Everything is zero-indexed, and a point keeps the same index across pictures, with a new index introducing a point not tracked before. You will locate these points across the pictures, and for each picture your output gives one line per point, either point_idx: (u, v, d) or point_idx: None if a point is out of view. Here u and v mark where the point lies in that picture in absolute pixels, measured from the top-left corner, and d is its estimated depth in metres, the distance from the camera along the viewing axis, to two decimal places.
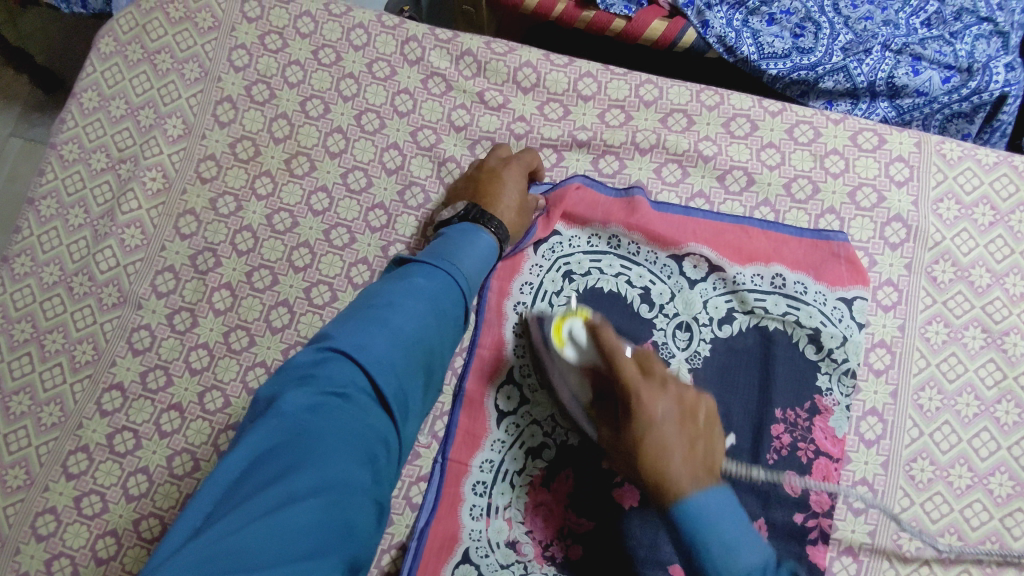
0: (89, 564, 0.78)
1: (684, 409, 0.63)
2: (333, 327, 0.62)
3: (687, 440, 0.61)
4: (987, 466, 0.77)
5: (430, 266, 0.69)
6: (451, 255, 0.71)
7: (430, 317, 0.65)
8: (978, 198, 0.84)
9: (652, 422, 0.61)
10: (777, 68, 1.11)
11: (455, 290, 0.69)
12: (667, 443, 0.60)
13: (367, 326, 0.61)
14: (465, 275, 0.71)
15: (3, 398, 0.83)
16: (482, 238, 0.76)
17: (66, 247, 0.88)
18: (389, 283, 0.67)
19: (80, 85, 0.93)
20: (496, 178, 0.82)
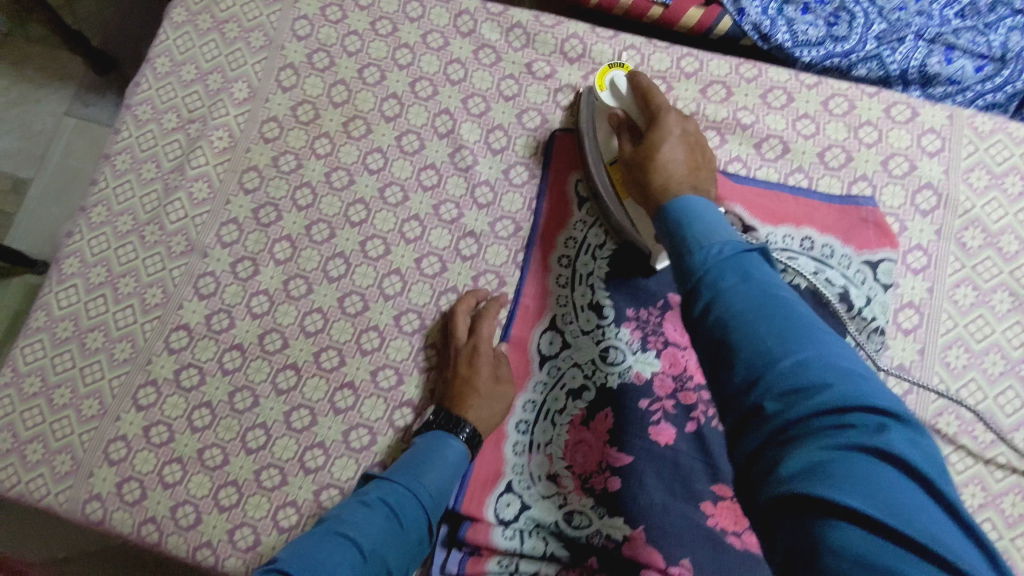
0: (157, 488, 0.84)
1: (688, 167, 0.70)
2: (291, 542, 0.67)
3: (696, 211, 0.64)
4: (1011, 422, 0.80)
5: (395, 481, 0.73)
6: (415, 470, 0.74)
7: (385, 520, 0.69)
8: (1008, 169, 0.87)
9: (670, 196, 0.65)
10: (810, 55, 1.14)
11: (418, 508, 0.72)
12: (666, 209, 0.65)
13: (320, 545, 0.65)
14: (429, 494, 0.73)
15: (79, 335, 0.90)
16: (452, 446, 0.77)
17: (139, 198, 0.94)
18: (347, 502, 0.71)
19: (154, 51, 1.00)
20: (473, 336, 0.83)
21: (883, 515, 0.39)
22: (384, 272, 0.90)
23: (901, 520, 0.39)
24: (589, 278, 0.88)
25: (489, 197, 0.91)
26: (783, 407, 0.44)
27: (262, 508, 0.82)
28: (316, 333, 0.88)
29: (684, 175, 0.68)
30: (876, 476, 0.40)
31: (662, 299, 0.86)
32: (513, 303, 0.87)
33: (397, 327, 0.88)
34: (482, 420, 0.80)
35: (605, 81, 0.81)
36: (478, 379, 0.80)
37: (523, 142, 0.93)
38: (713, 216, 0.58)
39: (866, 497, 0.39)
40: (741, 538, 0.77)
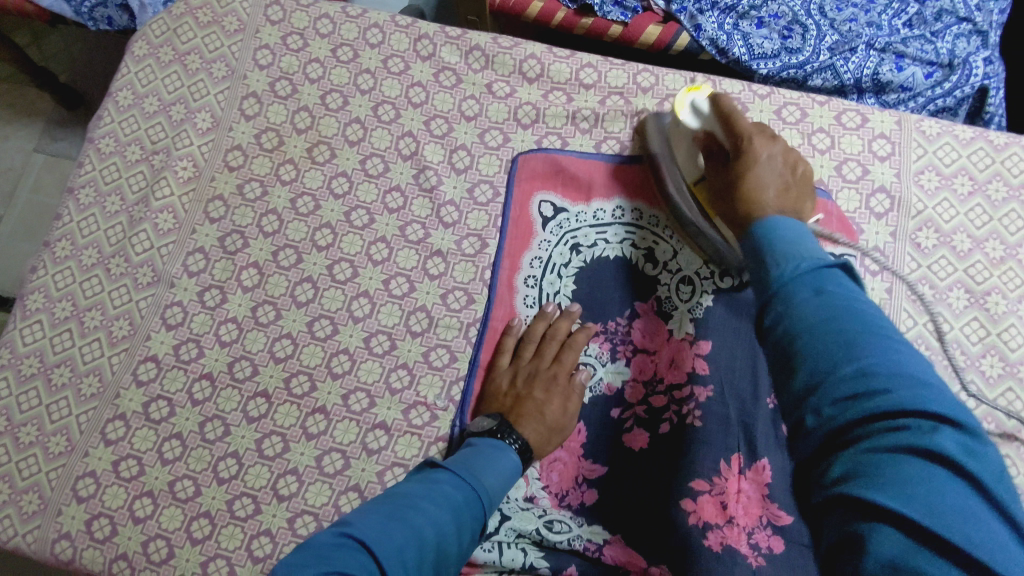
0: (127, 523, 0.83)
1: (787, 164, 0.71)
2: (360, 513, 0.63)
3: (779, 182, 0.69)
4: (975, 417, 0.81)
5: (455, 474, 0.69)
6: (475, 469, 0.70)
7: (447, 507, 0.65)
8: (957, 170, 0.89)
9: (756, 175, 0.69)
10: (767, 67, 1.17)
11: (475, 502, 0.68)
12: (760, 178, 0.69)
13: (391, 522, 0.60)
14: (486, 492, 0.69)
15: (45, 371, 0.89)
16: (508, 457, 0.74)
17: (103, 231, 0.94)
18: (412, 485, 0.67)
19: (116, 84, 1.00)
20: (556, 363, 0.84)
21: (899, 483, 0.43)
22: (352, 295, 0.90)
23: (907, 487, 0.43)
24: (557, 295, 0.89)
25: (455, 216, 0.92)
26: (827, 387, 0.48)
27: (235, 538, 0.81)
28: (286, 358, 0.88)
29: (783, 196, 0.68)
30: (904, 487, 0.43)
31: (629, 308, 0.88)
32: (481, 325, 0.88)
33: (367, 349, 0.88)
34: (531, 440, 0.78)
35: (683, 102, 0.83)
36: (550, 409, 0.81)
37: (486, 160, 0.94)
38: (791, 222, 0.59)
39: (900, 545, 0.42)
40: (721, 534, 0.76)
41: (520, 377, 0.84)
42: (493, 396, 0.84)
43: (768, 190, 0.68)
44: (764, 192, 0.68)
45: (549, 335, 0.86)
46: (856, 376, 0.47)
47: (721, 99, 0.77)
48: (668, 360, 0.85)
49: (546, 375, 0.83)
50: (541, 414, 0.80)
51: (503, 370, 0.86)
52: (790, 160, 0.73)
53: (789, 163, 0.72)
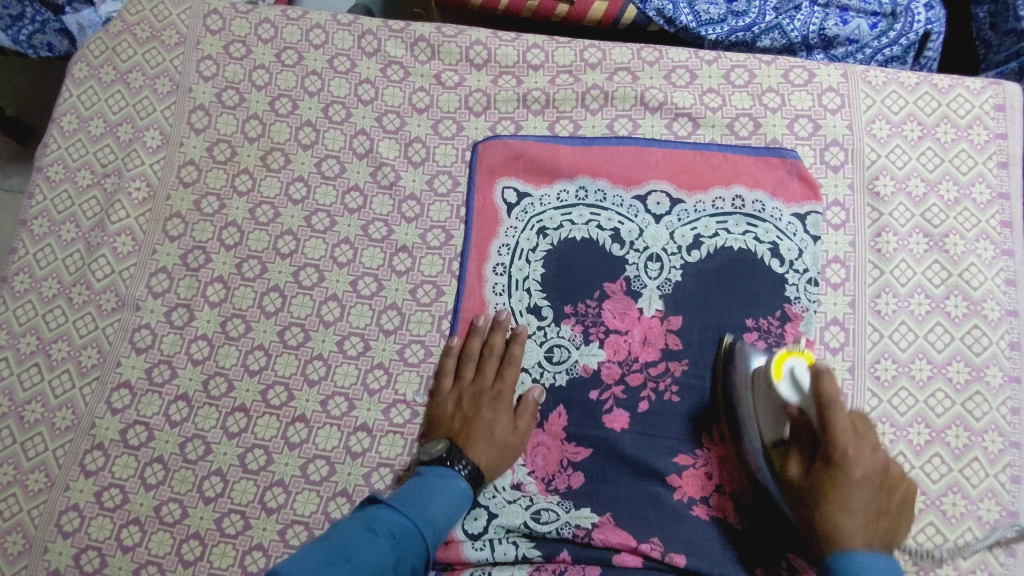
0: (116, 553, 0.82)
1: (881, 484, 0.68)
2: (294, 558, 0.59)
3: (875, 507, 0.67)
4: (944, 357, 0.83)
5: (395, 508, 0.68)
6: (418, 500, 0.71)
7: (387, 543, 0.64)
8: (906, 116, 0.90)
9: (846, 500, 0.66)
10: (715, 33, 1.18)
11: (417, 535, 0.67)
12: (851, 504, 0.66)
13: (327, 565, 0.58)
14: (429, 522, 0.69)
15: (17, 409, 0.87)
16: (456, 484, 0.75)
17: (61, 261, 0.93)
18: (351, 524, 0.65)
19: (58, 110, 0.98)
20: (499, 381, 0.84)
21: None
22: (321, 301, 0.89)
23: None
24: (526, 282, 0.88)
25: (417, 210, 0.92)
26: None
27: (227, 556, 0.81)
28: (261, 370, 0.87)
29: (863, 529, 0.65)
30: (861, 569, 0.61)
31: (598, 290, 0.87)
32: (452, 318, 0.88)
33: (341, 353, 0.87)
34: (483, 461, 0.79)
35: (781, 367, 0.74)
36: (499, 428, 0.81)
37: (442, 151, 0.94)
38: (864, 556, 0.64)
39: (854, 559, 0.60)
40: (708, 506, 0.80)
41: (465, 398, 0.83)
42: (440, 418, 0.83)
43: (855, 518, 0.65)
44: (845, 520, 0.65)
45: (487, 352, 0.85)
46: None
47: (824, 372, 0.68)
48: (641, 338, 0.85)
49: (490, 394, 0.83)
50: (490, 434, 0.80)
51: (446, 392, 0.84)
52: (895, 491, 0.69)
53: (883, 465, 0.68)
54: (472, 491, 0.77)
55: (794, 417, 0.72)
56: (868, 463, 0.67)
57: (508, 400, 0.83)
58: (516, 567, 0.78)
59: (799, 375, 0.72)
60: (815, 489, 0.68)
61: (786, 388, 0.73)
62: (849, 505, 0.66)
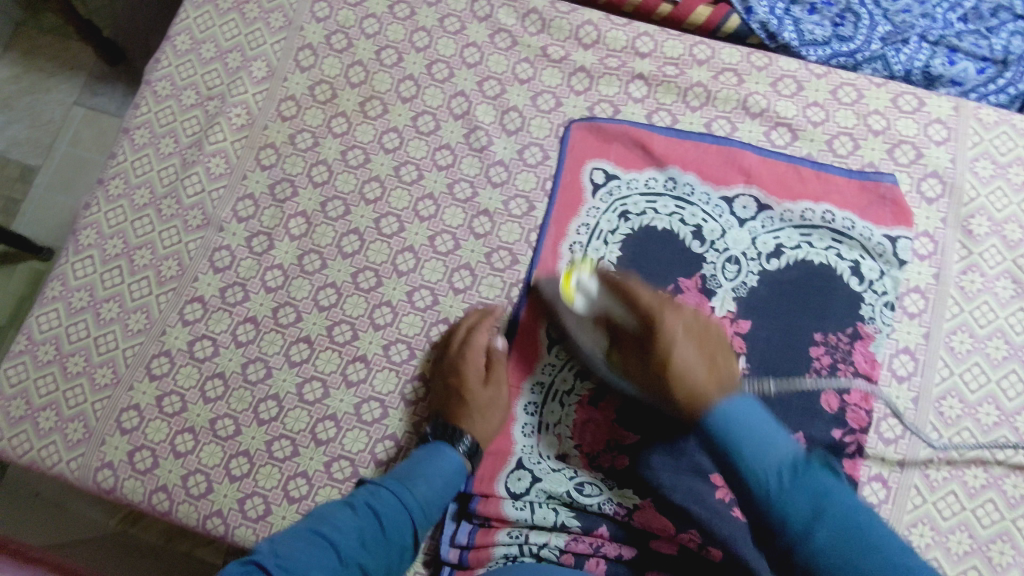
0: (168, 457, 0.85)
1: (693, 325, 0.75)
2: (281, 532, 0.66)
3: (705, 362, 0.71)
4: (1013, 406, 0.81)
5: (383, 485, 0.72)
6: (405, 479, 0.73)
7: (368, 526, 0.67)
8: (1012, 159, 0.88)
9: (676, 353, 0.72)
10: (818, 54, 1.14)
11: (401, 513, 0.71)
12: (676, 358, 0.71)
13: (302, 544, 0.63)
14: (417, 499, 0.72)
15: (94, 305, 0.91)
16: (440, 457, 0.77)
17: (156, 172, 0.96)
18: (335, 503, 0.70)
19: (174, 29, 1.01)
20: (466, 352, 0.83)
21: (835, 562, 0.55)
22: (398, 250, 0.91)
23: None
24: (601, 262, 0.89)
25: (504, 176, 0.93)
26: (806, 542, 0.57)
27: (273, 478, 0.83)
28: (331, 307, 0.89)
29: (703, 368, 0.70)
30: (786, 513, 0.58)
31: (672, 284, 0.87)
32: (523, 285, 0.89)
33: (409, 303, 0.89)
34: (474, 429, 0.80)
35: (570, 282, 0.84)
36: (475, 391, 0.81)
37: (538, 123, 0.95)
38: (726, 408, 0.65)
39: (804, 526, 0.57)
40: None
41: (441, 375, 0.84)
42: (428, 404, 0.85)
43: (690, 361, 0.71)
44: (679, 358, 0.71)
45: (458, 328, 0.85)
46: (735, 424, 0.64)
47: (611, 277, 0.80)
48: None
49: (461, 363, 0.83)
50: (467, 404, 0.81)
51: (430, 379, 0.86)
52: (711, 343, 0.73)
53: (698, 321, 0.75)
54: (462, 456, 0.78)
55: (608, 317, 0.81)
56: (684, 320, 0.75)
57: (478, 358, 0.83)
58: (552, 533, 0.79)
59: (587, 284, 0.83)
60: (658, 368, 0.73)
61: (582, 302, 0.83)
62: (680, 354, 0.72)
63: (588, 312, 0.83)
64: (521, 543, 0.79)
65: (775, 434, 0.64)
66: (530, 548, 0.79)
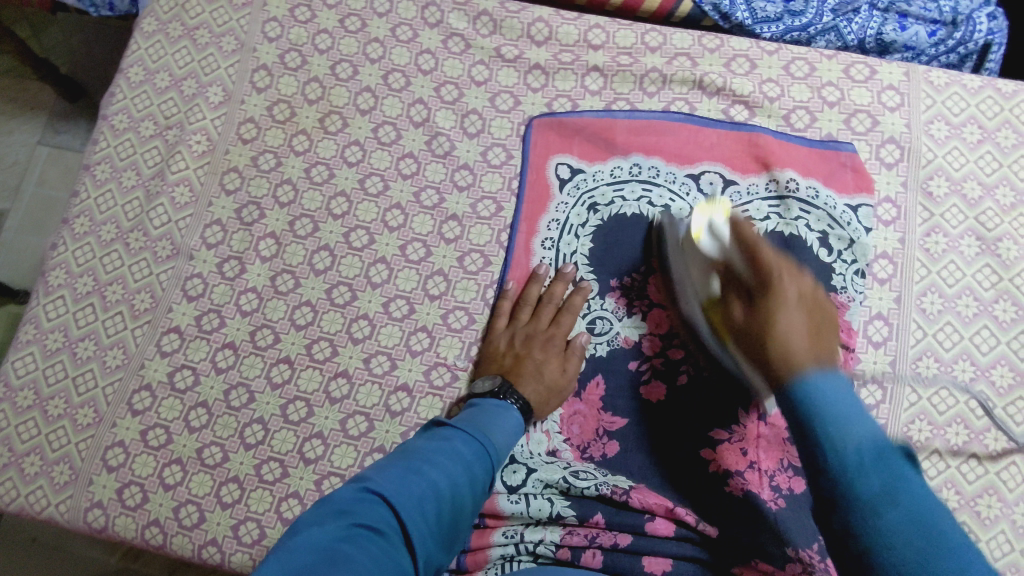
0: (158, 490, 0.84)
1: (812, 308, 0.61)
2: (374, 467, 0.59)
3: (809, 330, 0.58)
4: (988, 360, 0.83)
5: (465, 430, 0.66)
6: (483, 427, 0.69)
7: (462, 468, 0.62)
8: (965, 119, 0.90)
9: (786, 321, 0.59)
10: (771, 32, 1.14)
11: (486, 460, 0.66)
12: (787, 331, 0.58)
13: (408, 476, 0.57)
14: (496, 448, 0.68)
15: (70, 345, 0.90)
16: (512, 414, 0.73)
17: (121, 207, 0.95)
18: (422, 442, 0.64)
19: (126, 61, 1.00)
20: (556, 325, 0.85)
21: (869, 478, 0.48)
22: (370, 263, 0.91)
23: (883, 537, 0.46)
24: (574, 256, 0.89)
25: (469, 180, 0.93)
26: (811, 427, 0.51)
27: (264, 501, 0.83)
28: (307, 325, 0.89)
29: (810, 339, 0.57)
30: (824, 416, 0.51)
31: (645, 265, 0.88)
32: (503, 285, 0.88)
33: (386, 314, 0.89)
34: (532, 398, 0.80)
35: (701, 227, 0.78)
36: (548, 369, 0.82)
37: (498, 123, 0.95)
38: (815, 379, 0.53)
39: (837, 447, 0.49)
40: (742, 481, 0.79)
41: (518, 338, 0.84)
42: (492, 356, 0.84)
43: (796, 336, 0.57)
44: (791, 341, 0.57)
45: (547, 299, 0.87)
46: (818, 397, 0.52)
47: (742, 224, 0.69)
48: None
49: (543, 337, 0.84)
50: (539, 374, 0.81)
51: (500, 332, 0.86)
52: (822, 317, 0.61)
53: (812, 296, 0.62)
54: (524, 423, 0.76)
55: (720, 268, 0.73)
56: (798, 285, 0.62)
57: (559, 342, 0.84)
58: (548, 528, 0.79)
59: (718, 230, 0.75)
60: (757, 329, 0.60)
61: (708, 243, 0.76)
62: (784, 314, 0.59)
63: (697, 263, 0.78)
64: (517, 542, 0.78)
65: (847, 418, 0.51)
66: (526, 545, 0.78)
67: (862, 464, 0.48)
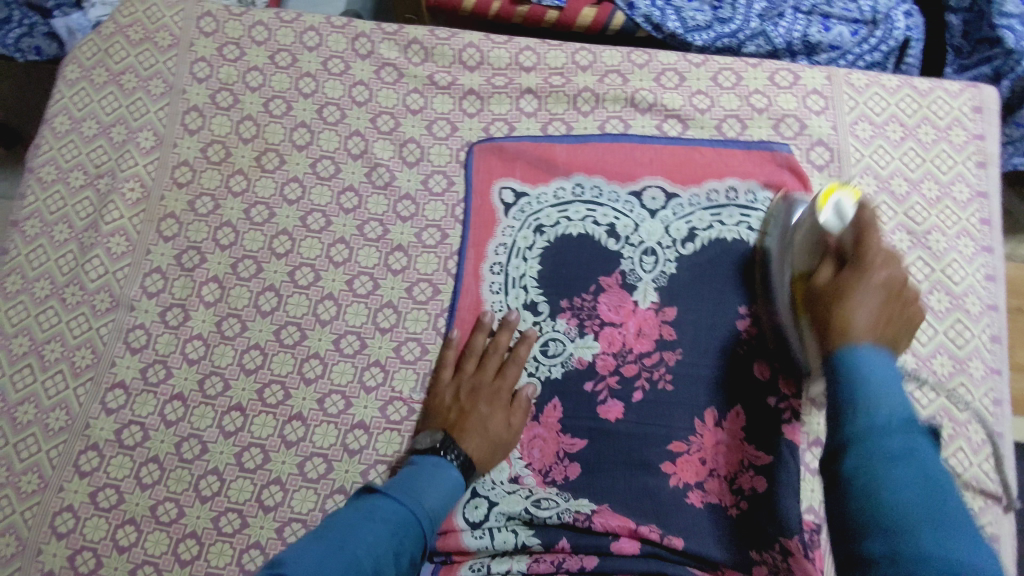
0: (112, 553, 0.81)
1: (896, 295, 0.63)
2: (293, 548, 0.59)
3: (879, 316, 0.61)
4: (928, 350, 0.85)
5: (393, 499, 0.68)
6: (413, 492, 0.70)
7: (387, 541, 0.63)
8: (888, 118, 0.93)
9: (855, 299, 0.62)
10: (702, 39, 1.15)
11: (415, 528, 0.67)
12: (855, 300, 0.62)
13: (329, 557, 0.58)
14: (426, 513, 0.69)
15: (9, 410, 0.87)
16: (448, 474, 0.74)
17: (54, 261, 0.92)
18: (348, 514, 0.65)
19: (50, 111, 0.97)
20: (500, 378, 0.84)
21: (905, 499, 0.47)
22: (318, 300, 0.90)
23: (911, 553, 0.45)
24: (523, 279, 0.89)
25: (412, 210, 0.93)
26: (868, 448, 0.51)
27: (225, 555, 0.81)
28: (257, 369, 0.87)
29: (879, 330, 0.60)
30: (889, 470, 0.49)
31: (594, 283, 0.88)
32: (448, 330, 0.88)
33: (337, 351, 0.88)
34: (474, 454, 0.79)
35: (827, 200, 0.75)
36: (493, 423, 0.81)
37: (437, 151, 0.95)
38: (864, 352, 0.57)
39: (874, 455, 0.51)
40: (702, 493, 0.80)
41: (462, 391, 0.83)
42: (436, 410, 0.83)
43: (861, 312, 0.61)
44: (853, 314, 0.61)
45: (490, 349, 0.86)
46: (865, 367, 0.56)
47: (869, 215, 0.69)
48: (635, 330, 0.86)
49: (488, 389, 0.83)
50: (483, 428, 0.80)
51: (445, 384, 0.84)
52: (901, 299, 0.64)
53: (903, 314, 0.64)
54: (462, 481, 0.76)
55: (829, 245, 0.71)
56: (883, 275, 0.64)
57: (504, 395, 0.83)
58: (514, 558, 0.79)
59: (845, 207, 0.73)
60: (832, 292, 0.65)
61: (829, 220, 0.73)
62: (859, 302, 0.62)
63: (801, 238, 0.77)
64: (484, 574, 0.79)
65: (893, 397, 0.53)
66: None
67: (888, 428, 0.51)
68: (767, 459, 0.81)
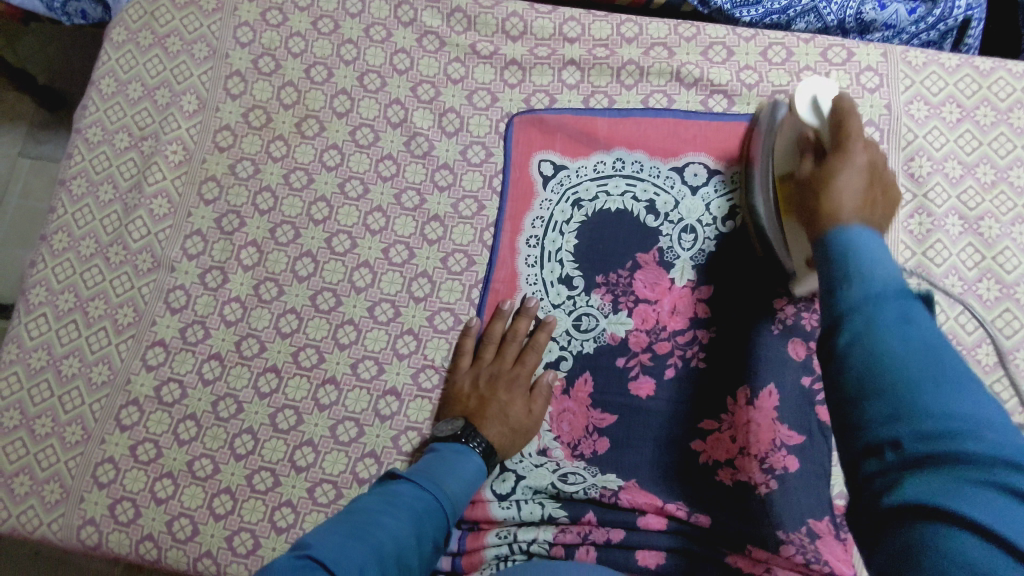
0: (150, 505, 0.84)
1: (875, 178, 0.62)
2: (316, 530, 0.59)
3: (862, 193, 0.60)
4: (974, 339, 0.83)
5: (416, 485, 0.68)
6: (436, 479, 0.70)
7: (411, 527, 0.63)
8: (945, 98, 0.89)
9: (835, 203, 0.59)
10: (750, 15, 1.11)
11: (437, 514, 0.67)
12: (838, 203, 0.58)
13: (353, 539, 0.58)
14: (448, 501, 0.69)
15: (55, 363, 0.89)
16: (471, 461, 0.75)
17: (99, 221, 0.94)
18: (371, 499, 0.65)
19: (97, 72, 0.99)
20: (520, 365, 0.84)
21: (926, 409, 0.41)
22: (354, 267, 0.90)
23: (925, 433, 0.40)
24: (559, 253, 0.89)
25: (449, 180, 0.93)
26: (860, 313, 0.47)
27: (258, 511, 0.83)
28: (293, 333, 0.89)
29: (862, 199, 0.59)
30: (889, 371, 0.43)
31: (631, 259, 0.87)
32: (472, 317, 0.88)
33: (372, 318, 0.88)
34: (495, 441, 0.79)
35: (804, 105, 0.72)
36: (513, 410, 0.81)
37: (476, 121, 0.94)
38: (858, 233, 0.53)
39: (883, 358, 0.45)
40: (732, 470, 0.80)
41: (481, 379, 0.83)
42: (456, 398, 0.83)
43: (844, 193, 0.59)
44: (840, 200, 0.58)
45: (510, 336, 0.85)
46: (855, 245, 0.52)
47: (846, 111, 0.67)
48: (670, 307, 0.86)
49: (507, 376, 0.83)
50: (504, 415, 0.80)
51: (463, 372, 0.85)
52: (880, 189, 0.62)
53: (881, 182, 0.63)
54: (484, 469, 0.76)
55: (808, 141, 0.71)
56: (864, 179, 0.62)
57: (524, 382, 0.83)
58: (540, 528, 0.80)
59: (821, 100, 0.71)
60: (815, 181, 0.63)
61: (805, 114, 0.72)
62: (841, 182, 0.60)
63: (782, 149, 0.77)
64: (510, 542, 0.79)
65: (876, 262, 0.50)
66: (520, 545, 0.79)
67: (885, 294, 0.47)
68: (799, 439, 0.79)
